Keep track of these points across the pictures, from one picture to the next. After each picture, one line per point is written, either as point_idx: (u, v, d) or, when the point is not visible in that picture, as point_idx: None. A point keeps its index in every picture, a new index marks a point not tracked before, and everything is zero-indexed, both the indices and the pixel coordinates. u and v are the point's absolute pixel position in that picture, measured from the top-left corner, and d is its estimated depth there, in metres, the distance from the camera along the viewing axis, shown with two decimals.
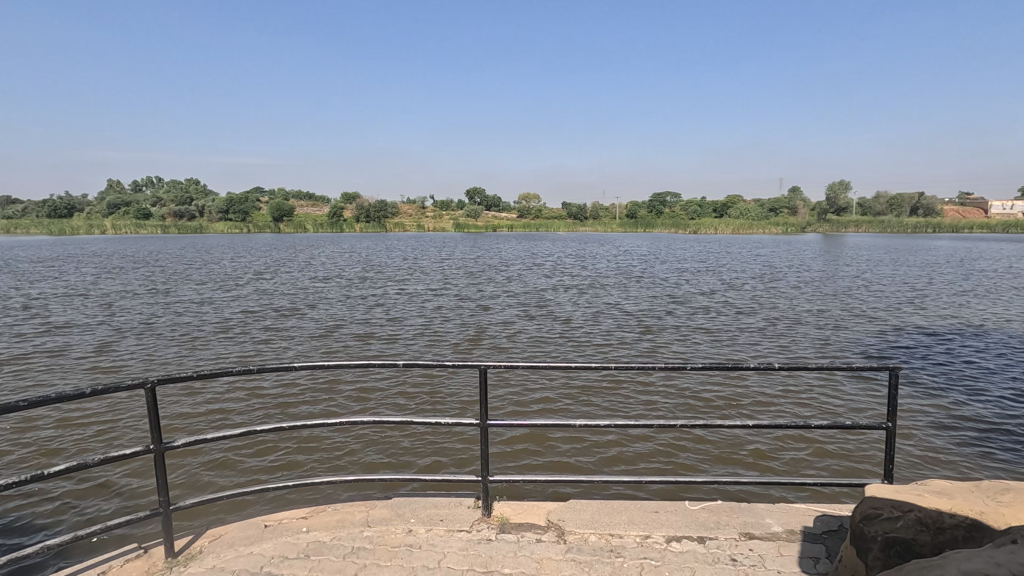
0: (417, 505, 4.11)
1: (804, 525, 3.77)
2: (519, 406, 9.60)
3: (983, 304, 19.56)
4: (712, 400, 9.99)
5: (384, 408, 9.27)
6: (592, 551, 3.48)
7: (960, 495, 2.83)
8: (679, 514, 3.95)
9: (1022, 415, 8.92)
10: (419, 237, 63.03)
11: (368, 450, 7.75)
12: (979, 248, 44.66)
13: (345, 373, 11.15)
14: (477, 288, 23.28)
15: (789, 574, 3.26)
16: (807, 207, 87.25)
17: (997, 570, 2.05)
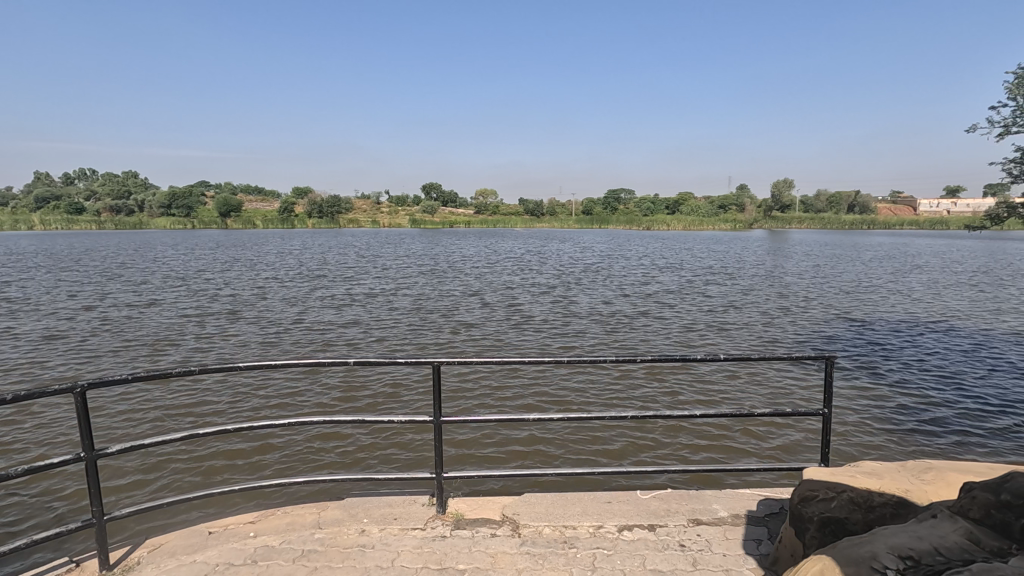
0: (372, 505, 4.04)
1: (748, 509, 3.92)
2: (474, 404, 9.55)
3: (914, 298, 20.68)
4: (664, 392, 10.22)
5: (339, 408, 9.05)
6: (546, 544, 3.51)
7: (889, 475, 3.18)
8: (631, 503, 4.03)
9: (943, 400, 9.57)
10: (372, 234, 61.48)
11: (322, 450, 7.57)
12: (911, 245, 47.14)
13: (297, 372, 10.83)
14: (433, 287, 22.97)
15: (734, 555, 3.37)
16: (753, 205, 90.16)
17: (920, 543, 2.19)
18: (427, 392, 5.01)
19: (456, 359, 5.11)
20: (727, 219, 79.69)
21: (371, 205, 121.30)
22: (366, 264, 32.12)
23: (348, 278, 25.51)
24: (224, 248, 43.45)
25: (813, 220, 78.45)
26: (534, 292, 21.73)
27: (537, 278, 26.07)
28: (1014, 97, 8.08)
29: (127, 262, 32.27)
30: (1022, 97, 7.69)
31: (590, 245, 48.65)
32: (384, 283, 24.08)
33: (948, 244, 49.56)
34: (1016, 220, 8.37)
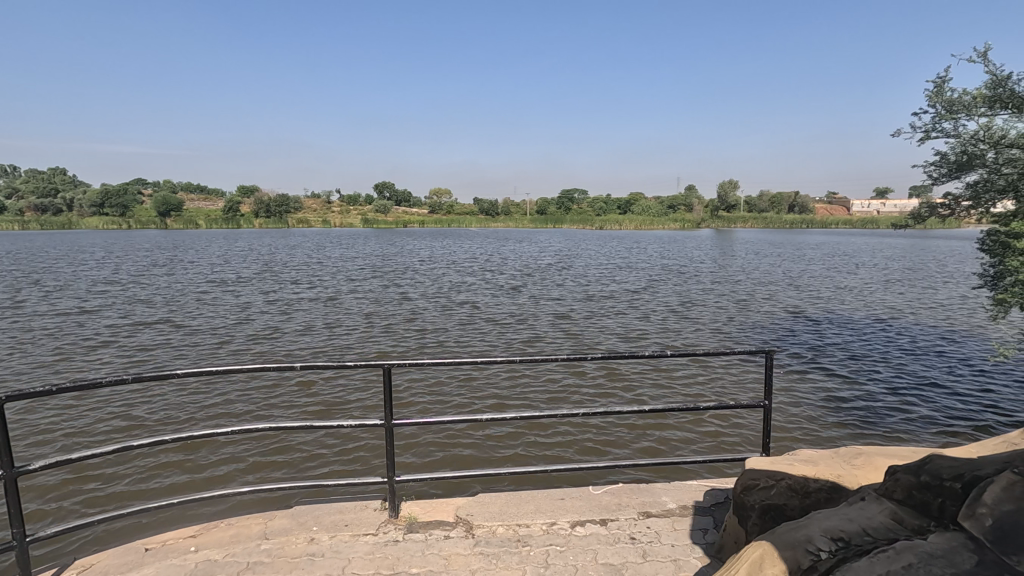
0: (321, 512, 3.91)
1: (694, 500, 4.05)
2: (427, 406, 9.45)
3: (849, 294, 21.74)
4: (615, 389, 10.41)
5: (288, 414, 8.76)
6: (499, 543, 3.52)
7: (823, 461, 3.49)
8: (584, 499, 4.09)
9: (873, 390, 10.18)
10: (321, 234, 59.51)
11: (269, 458, 7.30)
12: (845, 245, 49.54)
13: (242, 378, 10.41)
14: (385, 288, 22.51)
15: (682, 546, 3.47)
16: (701, 205, 92.75)
17: (851, 525, 2.36)
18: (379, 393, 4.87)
19: (408, 359, 5.00)
20: (676, 218, 81.93)
21: (321, 204, 118.23)
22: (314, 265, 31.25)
23: (296, 280, 24.68)
24: (160, 249, 41.36)
25: (756, 220, 81.76)
26: (488, 292, 21.65)
27: (491, 278, 26.01)
28: (934, 104, 8.58)
29: (51, 265, 30.14)
30: (939, 104, 8.15)
31: (544, 245, 49.05)
32: (334, 285, 23.40)
33: (879, 242, 52.20)
34: (936, 219, 8.84)
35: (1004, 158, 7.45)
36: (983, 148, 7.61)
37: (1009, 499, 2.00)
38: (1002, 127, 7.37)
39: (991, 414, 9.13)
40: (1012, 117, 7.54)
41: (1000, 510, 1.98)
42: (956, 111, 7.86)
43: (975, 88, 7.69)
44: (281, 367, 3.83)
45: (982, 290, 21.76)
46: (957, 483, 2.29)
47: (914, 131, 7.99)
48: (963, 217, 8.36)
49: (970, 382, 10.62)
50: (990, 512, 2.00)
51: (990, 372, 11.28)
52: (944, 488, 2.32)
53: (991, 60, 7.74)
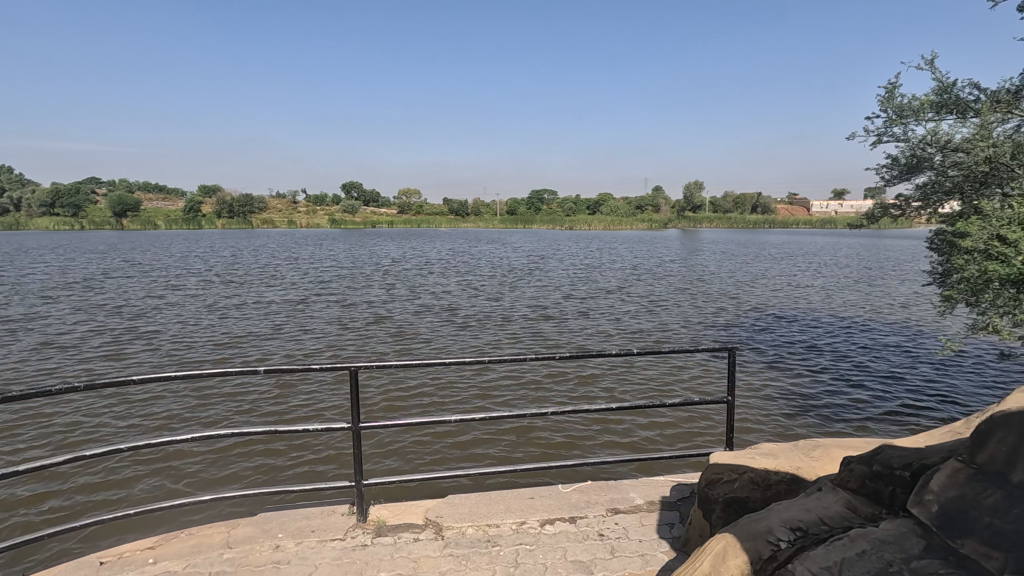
0: (287, 519, 3.86)
1: (661, 495, 4.16)
2: (397, 409, 9.38)
3: (808, 292, 22.46)
4: (584, 387, 10.54)
5: (253, 420, 8.56)
6: (469, 544, 3.54)
7: (782, 454, 3.64)
8: (554, 497, 4.14)
9: (830, 385, 10.58)
10: (287, 234, 58.20)
11: (233, 465, 7.13)
12: (805, 245, 51.05)
13: (204, 383, 10.13)
14: (354, 290, 22.20)
15: (649, 540, 3.56)
16: (667, 205, 94.39)
17: (808, 516, 2.47)
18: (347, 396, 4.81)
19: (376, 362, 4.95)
20: (643, 219, 83.47)
21: (286, 205, 115.88)
22: (279, 266, 30.61)
23: (260, 282, 24.13)
24: (115, 250, 39.86)
25: (720, 220, 83.88)
26: (458, 293, 21.59)
27: (460, 279, 25.94)
28: (886, 109, 8.98)
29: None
30: (891, 108, 8.56)
31: (513, 245, 49.25)
32: (300, 287, 22.97)
33: (838, 241, 53.94)
34: (890, 219, 9.35)
35: (950, 161, 7.76)
36: (930, 152, 7.95)
37: (953, 486, 2.09)
38: (946, 132, 7.67)
39: (938, 405, 9.62)
40: (956, 123, 7.95)
41: (945, 497, 2.07)
42: (905, 116, 8.24)
43: (923, 94, 8.09)
44: (246, 371, 3.75)
45: (932, 288, 22.81)
46: (906, 471, 2.44)
47: (868, 135, 8.45)
48: (913, 217, 8.87)
49: (919, 376, 11.14)
50: (935, 498, 2.10)
51: (938, 366, 11.83)
52: (894, 476, 2.46)
53: (938, 68, 8.18)
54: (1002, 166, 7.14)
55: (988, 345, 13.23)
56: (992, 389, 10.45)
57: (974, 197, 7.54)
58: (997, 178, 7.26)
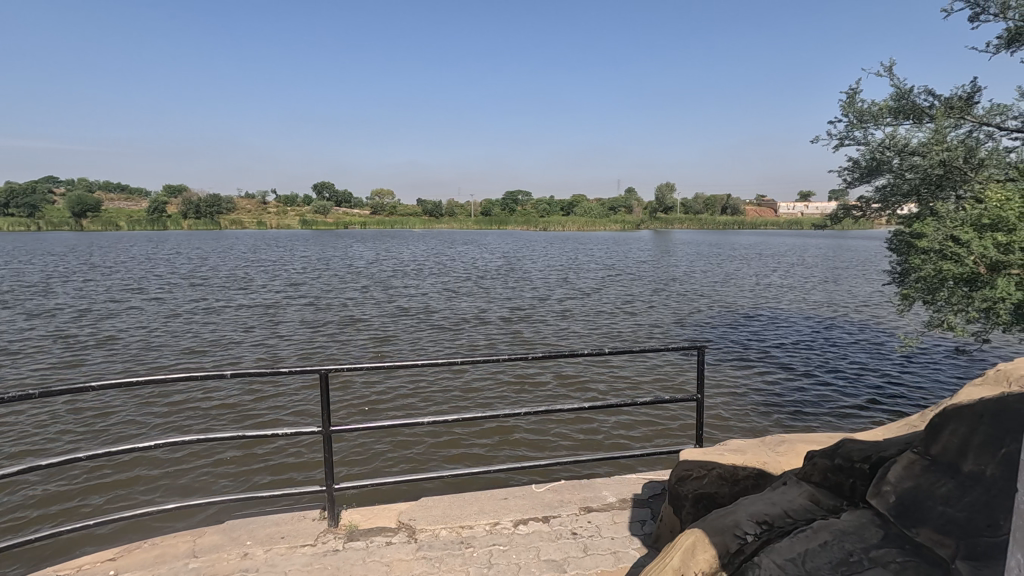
0: (255, 525, 3.80)
1: (633, 493, 4.23)
2: (370, 411, 9.30)
3: (775, 292, 23.04)
4: (558, 387, 10.62)
5: (221, 426, 8.37)
6: (442, 546, 3.54)
7: (750, 451, 3.78)
8: (527, 497, 4.17)
9: (795, 382, 10.88)
10: (256, 235, 56.99)
11: (200, 472, 6.97)
12: (773, 245, 52.26)
13: (169, 389, 9.86)
14: (326, 292, 21.90)
15: (621, 538, 3.61)
16: (639, 206, 95.55)
17: (774, 509, 2.56)
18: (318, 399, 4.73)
19: (349, 364, 4.88)
20: (616, 220, 84.54)
21: (255, 205, 113.43)
22: (249, 268, 29.99)
23: (229, 285, 23.60)
24: (72, 252, 38.40)
25: (691, 221, 85.45)
26: (432, 295, 21.52)
27: (435, 281, 25.85)
28: (847, 114, 9.29)
29: None
30: (851, 113, 8.88)
31: (487, 246, 49.26)
32: (271, 289, 22.55)
33: (805, 241, 55.33)
34: (852, 220, 9.61)
35: (907, 164, 8.06)
36: (889, 155, 8.26)
37: (908, 477, 2.23)
38: (904, 135, 8.00)
39: (898, 399, 9.98)
40: (912, 127, 8.31)
41: (901, 488, 2.21)
42: (865, 120, 8.56)
43: (882, 99, 8.40)
44: (212, 374, 3.66)
45: (891, 286, 23.71)
46: (865, 464, 2.57)
47: (830, 139, 8.73)
48: (874, 218, 9.15)
49: (880, 372, 11.54)
50: (892, 489, 2.23)
51: (897, 362, 12.28)
52: (854, 469, 2.59)
53: (896, 74, 8.48)
54: (956, 169, 7.59)
55: (943, 341, 13.81)
56: (947, 383, 10.89)
57: (931, 198, 7.86)
58: (951, 181, 7.69)
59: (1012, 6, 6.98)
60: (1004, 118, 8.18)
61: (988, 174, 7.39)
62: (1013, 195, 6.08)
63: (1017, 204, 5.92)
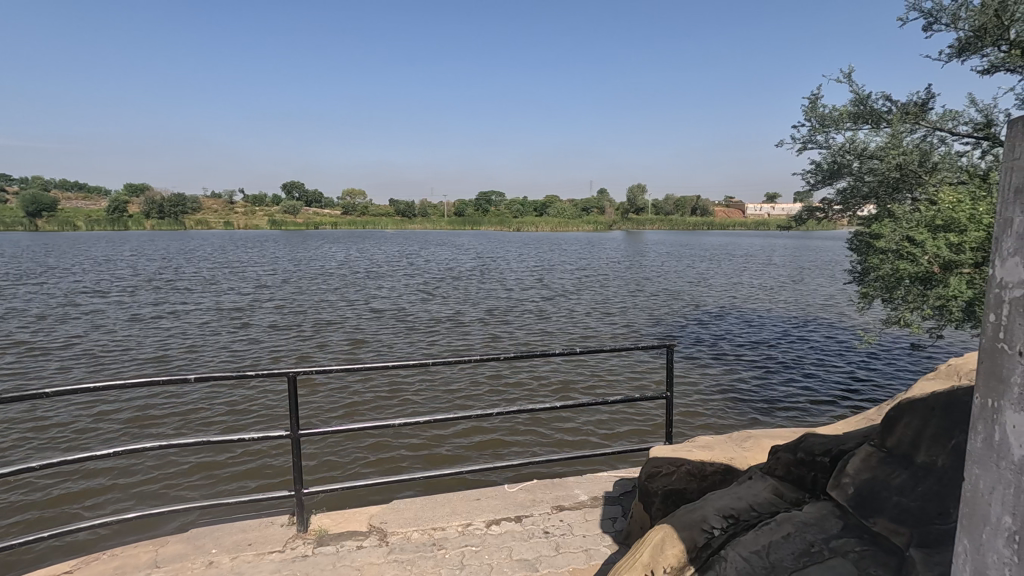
0: (221, 533, 3.73)
1: (605, 491, 4.29)
2: (341, 414, 9.19)
3: (743, 291, 23.63)
4: (531, 387, 10.68)
5: (185, 432, 8.14)
6: (414, 549, 3.51)
7: (718, 447, 3.91)
8: (500, 498, 4.18)
9: (761, 378, 11.19)
10: (222, 236, 55.68)
11: (164, 479, 6.78)
12: (740, 245, 53.50)
13: (131, 394, 9.56)
14: (296, 294, 21.55)
15: (593, 535, 3.66)
16: (611, 207, 96.71)
17: (739, 503, 2.60)
18: (287, 403, 4.64)
19: (318, 366, 4.80)
20: (589, 220, 85.34)
21: (222, 205, 110.71)
22: (215, 270, 29.30)
23: (194, 287, 23.02)
24: (27, 254, 36.82)
25: (661, 221, 86.99)
26: (405, 296, 21.39)
27: (407, 282, 25.68)
28: (809, 119, 9.59)
29: None
30: (814, 118, 9.15)
31: (460, 246, 49.16)
32: (238, 291, 22.07)
33: (771, 242, 56.81)
34: (815, 221, 9.85)
35: (866, 167, 8.33)
36: (849, 158, 8.52)
37: (866, 469, 2.37)
38: (862, 140, 8.27)
39: (857, 394, 10.34)
40: (870, 132, 8.62)
41: (859, 479, 2.34)
42: (826, 125, 8.84)
43: (842, 104, 8.70)
44: (176, 379, 3.56)
45: (852, 285, 24.58)
46: (826, 457, 2.67)
47: (794, 142, 8.98)
48: (836, 220, 9.40)
49: (841, 368, 11.95)
50: (852, 481, 2.35)
51: (857, 358, 12.73)
52: (816, 462, 2.69)
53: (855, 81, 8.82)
54: (911, 173, 7.95)
55: (900, 337, 14.39)
56: (904, 378, 11.33)
57: (888, 200, 8.29)
58: (907, 183, 8.07)
59: (962, 17, 7.32)
60: (955, 124, 8.62)
61: (941, 177, 7.80)
62: (964, 199, 6.46)
63: (968, 207, 6.29)
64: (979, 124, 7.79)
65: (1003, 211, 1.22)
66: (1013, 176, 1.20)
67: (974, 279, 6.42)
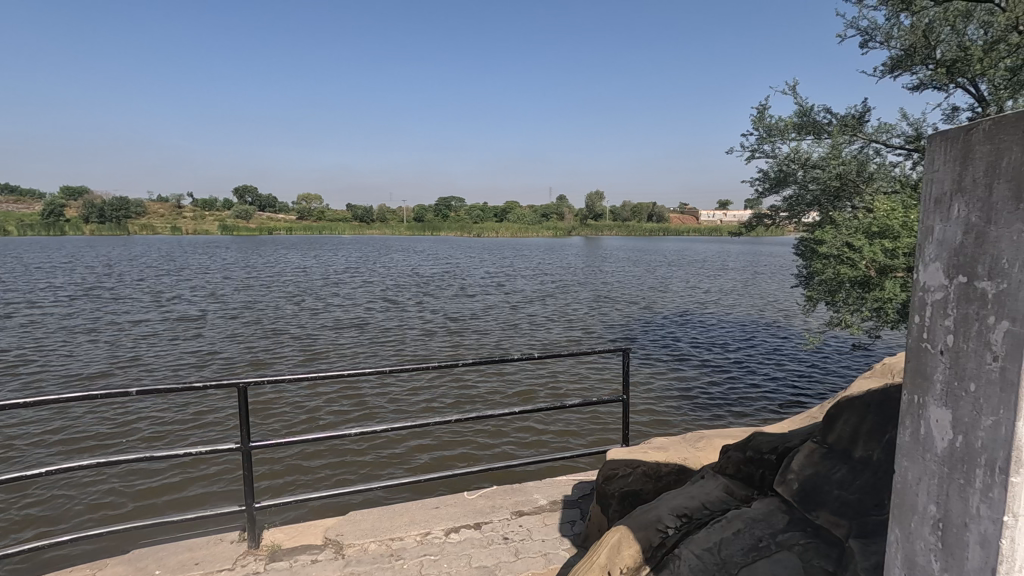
0: (167, 553, 3.60)
1: (563, 494, 4.36)
2: (296, 425, 8.97)
3: (697, 296, 24.40)
4: (492, 393, 10.72)
5: (128, 448, 7.77)
6: (371, 560, 3.48)
7: (672, 448, 4.04)
8: (458, 505, 4.18)
9: (714, 380, 11.58)
10: (171, 242, 53.49)
11: (104, 498, 6.45)
12: (694, 250, 55.27)
13: (69, 409, 9.07)
14: (249, 301, 20.94)
15: (551, 540, 3.71)
16: (569, 213, 98.28)
17: (693, 502, 2.69)
18: (238, 414, 4.51)
19: (272, 376, 4.69)
20: (549, 226, 86.42)
21: (169, 209, 106.25)
22: (163, 277, 28.14)
23: (140, 294, 22.04)
24: None
25: (619, 228, 88.79)
26: (364, 303, 21.09)
27: (366, 288, 25.33)
28: (756, 129, 10.04)
29: None
30: (761, 128, 9.58)
31: (421, 252, 48.83)
32: (188, 299, 21.27)
33: (722, 248, 59.03)
34: (763, 228, 10.28)
35: (809, 176, 8.77)
36: (794, 167, 8.95)
37: (809, 465, 2.51)
38: (806, 150, 8.71)
39: (803, 393, 10.85)
40: (813, 143, 9.09)
41: (803, 475, 2.47)
42: (773, 135, 9.27)
43: (787, 116, 9.16)
44: (117, 393, 3.43)
45: (798, 288, 25.81)
46: (773, 454, 2.82)
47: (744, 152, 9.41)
48: (782, 226, 9.82)
49: (788, 368, 12.51)
50: (796, 477, 2.49)
51: (802, 359, 13.37)
52: (763, 460, 2.83)
53: (798, 94, 9.32)
54: (850, 182, 8.46)
55: (841, 338, 15.19)
56: (844, 376, 11.97)
57: (830, 208, 8.75)
58: (847, 192, 8.57)
59: (894, 37, 7.85)
60: (888, 136, 9.21)
61: (877, 187, 8.31)
62: (897, 208, 6.92)
63: (900, 215, 6.74)
64: (911, 137, 8.35)
65: (925, 220, 1.34)
66: (933, 187, 1.32)
67: (907, 282, 6.93)
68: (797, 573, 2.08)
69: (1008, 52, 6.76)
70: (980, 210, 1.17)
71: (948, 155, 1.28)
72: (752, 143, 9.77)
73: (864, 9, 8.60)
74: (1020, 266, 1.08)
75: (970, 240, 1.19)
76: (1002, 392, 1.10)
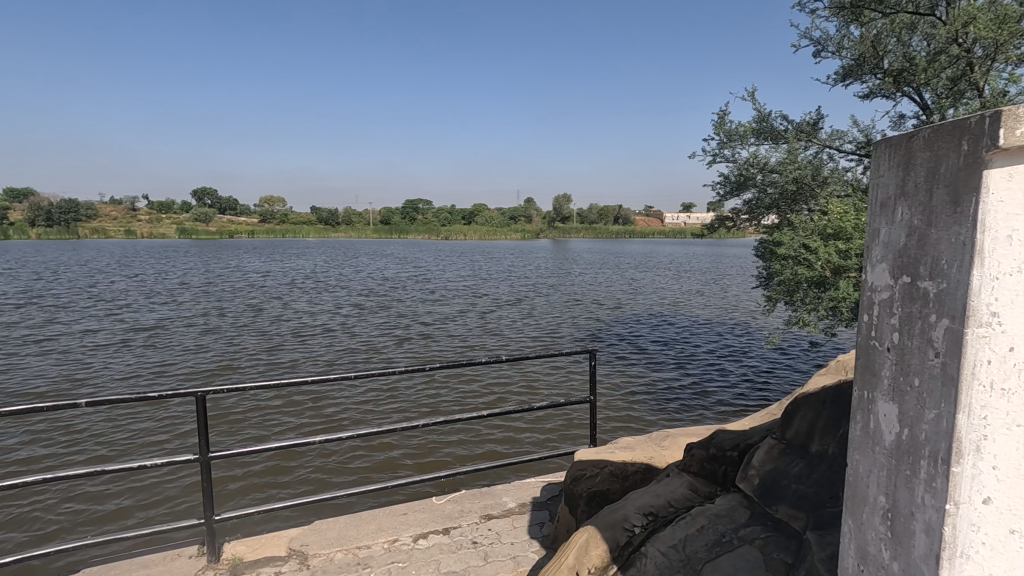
0: (120, 571, 3.46)
1: (532, 496, 4.37)
2: (260, 433, 8.75)
3: (663, 297, 24.78)
4: (461, 396, 10.67)
5: (79, 462, 7.42)
6: (337, 569, 3.43)
7: (638, 448, 4.10)
8: (427, 510, 4.15)
9: (679, 379, 11.81)
10: (126, 245, 51.44)
11: (52, 516, 6.14)
12: (660, 252, 56.23)
13: (13, 423, 8.62)
14: (210, 307, 20.30)
15: (520, 543, 3.72)
16: (537, 216, 98.81)
17: (658, 501, 2.74)
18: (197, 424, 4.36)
19: (234, 384, 4.55)
20: (518, 228, 86.72)
21: (123, 212, 102.15)
22: (118, 283, 27.09)
23: (93, 301, 21.12)
24: None
25: (588, 231, 89.48)
26: (330, 308, 20.72)
27: (333, 293, 24.88)
28: (717, 134, 10.31)
29: None
30: (721, 134, 9.84)
31: (389, 255, 48.27)
32: (144, 305, 20.48)
33: (687, 249, 60.25)
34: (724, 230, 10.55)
35: (768, 180, 9.04)
36: (753, 171, 9.22)
37: (769, 460, 2.59)
38: (764, 155, 9.00)
39: (764, 391, 11.17)
40: (771, 148, 9.37)
41: (763, 470, 2.55)
42: (733, 140, 9.54)
43: (746, 122, 9.44)
44: (65, 405, 3.28)
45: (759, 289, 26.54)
46: (735, 451, 2.89)
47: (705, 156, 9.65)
48: (742, 229, 10.10)
49: (750, 367, 12.85)
50: (757, 473, 2.56)
51: (764, 357, 13.75)
52: (726, 457, 2.90)
53: (756, 101, 9.61)
54: (806, 186, 8.77)
55: (800, 336, 15.69)
56: (803, 374, 12.36)
57: (788, 211, 9.05)
58: (803, 195, 8.89)
59: (846, 46, 8.17)
60: (841, 142, 9.58)
61: (831, 190, 8.64)
62: (850, 211, 7.19)
63: (853, 216, 7.03)
64: (861, 142, 8.71)
65: (872, 224, 1.42)
66: (879, 192, 1.39)
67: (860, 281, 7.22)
68: (758, 566, 2.16)
69: (950, 62, 7.12)
70: (920, 213, 1.24)
71: (893, 161, 1.35)
72: (714, 147, 10.02)
73: (816, 19, 8.93)
74: (956, 268, 1.14)
75: (913, 241, 1.25)
76: (944, 386, 1.17)
